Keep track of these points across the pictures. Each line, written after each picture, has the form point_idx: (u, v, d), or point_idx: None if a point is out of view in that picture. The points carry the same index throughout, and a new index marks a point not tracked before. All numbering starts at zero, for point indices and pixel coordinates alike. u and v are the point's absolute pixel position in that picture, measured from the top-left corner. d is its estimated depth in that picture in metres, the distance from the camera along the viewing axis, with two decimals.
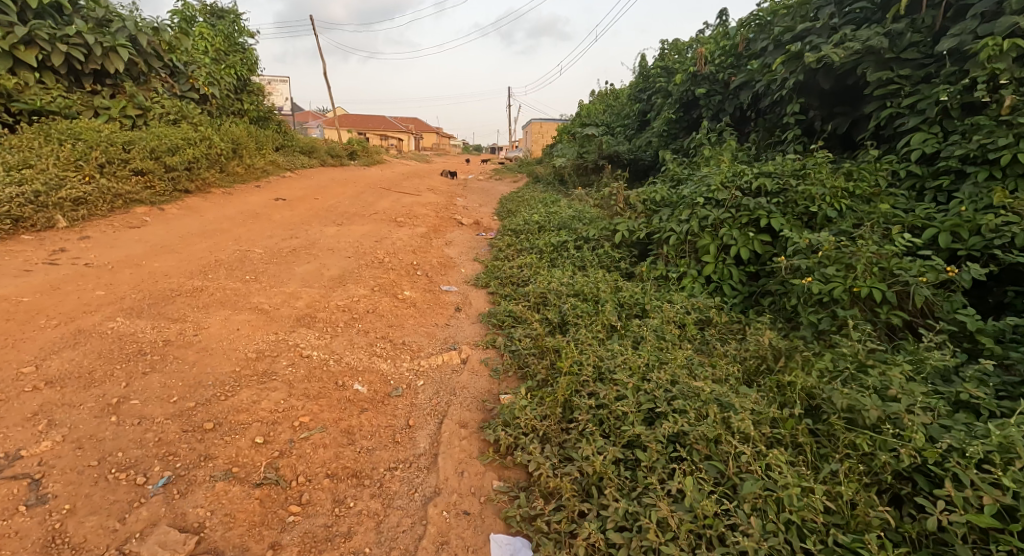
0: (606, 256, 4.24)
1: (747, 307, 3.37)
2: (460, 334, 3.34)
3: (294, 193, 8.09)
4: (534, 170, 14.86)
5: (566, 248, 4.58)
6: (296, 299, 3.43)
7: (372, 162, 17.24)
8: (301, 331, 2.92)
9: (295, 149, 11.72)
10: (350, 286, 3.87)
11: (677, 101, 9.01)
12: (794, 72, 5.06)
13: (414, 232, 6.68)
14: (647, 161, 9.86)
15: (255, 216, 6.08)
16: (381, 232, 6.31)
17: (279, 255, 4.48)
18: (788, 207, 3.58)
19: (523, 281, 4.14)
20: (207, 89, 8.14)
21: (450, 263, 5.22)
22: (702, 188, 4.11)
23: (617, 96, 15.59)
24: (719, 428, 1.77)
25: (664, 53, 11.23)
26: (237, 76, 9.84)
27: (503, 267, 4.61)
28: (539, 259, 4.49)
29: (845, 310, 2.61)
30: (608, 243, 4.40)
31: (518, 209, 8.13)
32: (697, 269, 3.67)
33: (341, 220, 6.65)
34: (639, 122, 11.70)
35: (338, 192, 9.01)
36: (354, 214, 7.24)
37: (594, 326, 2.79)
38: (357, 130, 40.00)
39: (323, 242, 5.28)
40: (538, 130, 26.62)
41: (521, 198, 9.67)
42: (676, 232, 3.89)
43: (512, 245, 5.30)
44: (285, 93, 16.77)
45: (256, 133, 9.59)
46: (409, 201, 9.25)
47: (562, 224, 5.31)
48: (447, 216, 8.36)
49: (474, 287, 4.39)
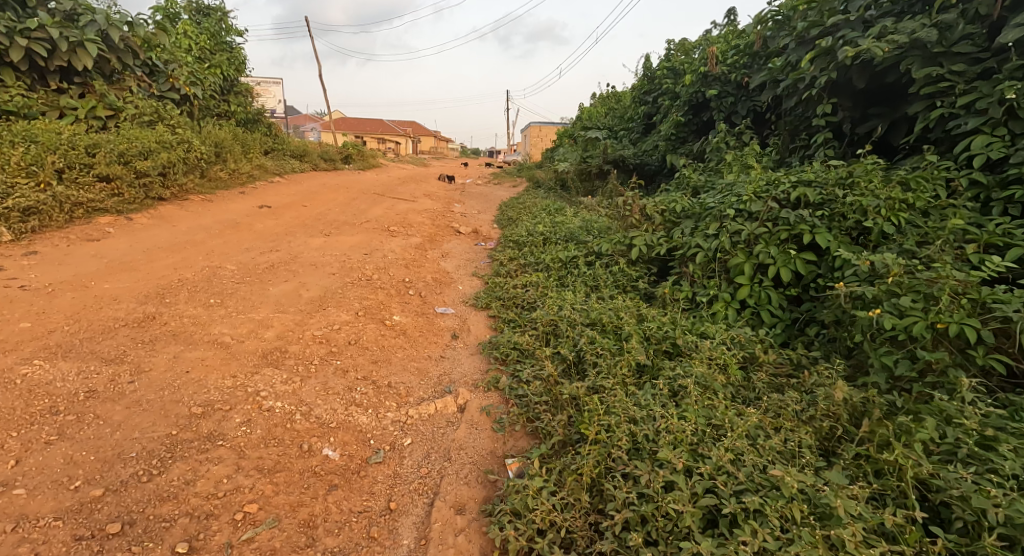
0: (622, 274, 3.77)
1: (791, 338, 2.91)
2: (457, 371, 2.86)
3: (280, 200, 7.61)
4: (535, 174, 14.44)
5: (576, 265, 4.11)
6: (265, 329, 2.94)
7: (367, 166, 16.80)
8: (263, 373, 2.43)
9: (285, 153, 11.25)
10: (331, 310, 3.39)
11: (687, 104, 8.67)
12: (825, 69, 4.60)
13: (408, 242, 6.20)
14: (654, 166, 9.51)
15: (235, 226, 5.60)
16: (371, 243, 5.84)
17: (254, 272, 4.00)
18: (834, 221, 3.11)
19: (528, 302, 3.66)
20: (189, 90, 7.68)
21: (445, 279, 4.73)
22: (730, 198, 3.64)
23: (619, 99, 15.27)
24: (819, 549, 1.33)
25: (669, 54, 10.86)
26: (223, 77, 9.38)
27: (505, 285, 4.14)
28: (546, 277, 4.02)
29: (928, 351, 2.14)
30: (623, 259, 3.93)
31: (518, 217, 7.66)
32: (729, 292, 3.19)
33: (329, 230, 6.17)
34: (644, 125, 11.32)
35: (329, 198, 8.53)
36: (344, 223, 6.77)
37: (619, 370, 2.32)
38: (354, 134, 39.57)
39: (305, 255, 4.80)
40: (538, 134, 26.30)
41: (522, 204, 9.22)
42: (703, 249, 3.42)
43: (514, 259, 4.83)
44: (277, 95, 16.33)
45: (243, 136, 9.12)
46: (404, 208, 8.80)
47: (570, 236, 4.84)
48: (444, 224, 7.89)
49: (474, 308, 3.91)
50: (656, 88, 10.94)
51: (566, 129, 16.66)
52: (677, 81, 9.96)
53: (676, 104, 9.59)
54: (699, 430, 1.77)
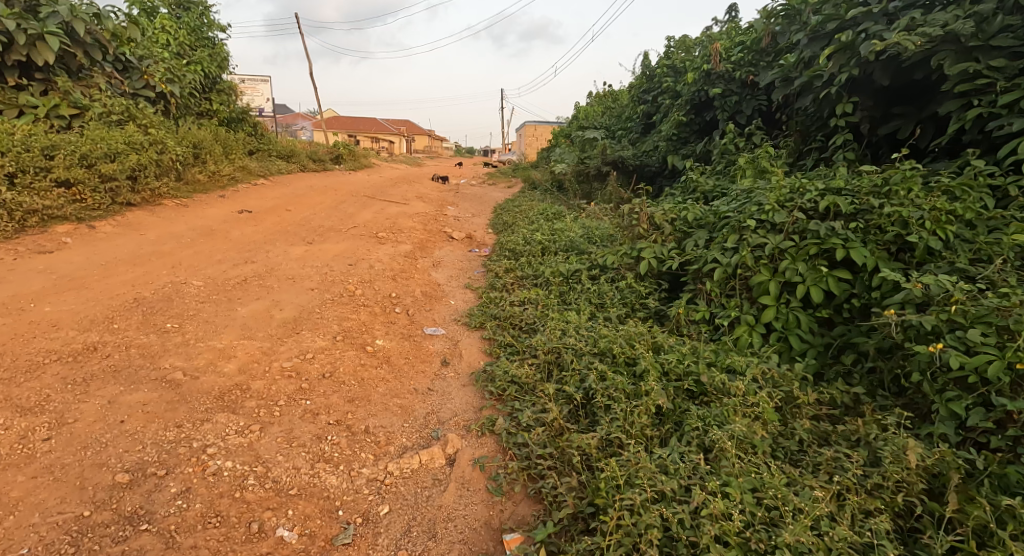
0: (631, 292, 3.42)
1: (825, 369, 2.58)
2: (447, 409, 2.50)
3: (263, 205, 7.22)
4: (531, 175, 14.10)
5: (580, 279, 3.75)
6: (227, 360, 2.56)
7: (359, 166, 16.40)
8: (216, 419, 2.07)
9: (271, 154, 10.85)
10: (305, 334, 3.01)
11: (689, 104, 8.33)
12: (844, 65, 4.25)
13: (396, 251, 5.82)
14: (655, 168, 9.17)
15: (209, 234, 5.21)
16: (357, 251, 5.46)
17: (222, 288, 3.62)
18: (870, 235, 2.76)
19: (526, 322, 3.31)
20: (165, 87, 7.31)
21: (436, 293, 4.36)
22: (749, 206, 3.29)
23: (617, 98, 14.97)
24: None
25: (669, 52, 10.55)
26: (205, 74, 8.98)
27: (501, 302, 3.78)
28: (546, 294, 3.66)
29: (1006, 398, 1.81)
30: (631, 273, 3.58)
31: (515, 223, 7.30)
32: (753, 314, 2.85)
33: (313, 238, 5.79)
34: (643, 125, 11.01)
35: (315, 202, 8.14)
36: (330, 229, 6.40)
37: (637, 417, 1.98)
38: (347, 133, 39.08)
39: (283, 267, 4.42)
40: (533, 133, 25.97)
41: (519, 208, 8.88)
42: (722, 264, 3.08)
43: (511, 271, 4.47)
44: (266, 93, 15.90)
45: (225, 137, 8.72)
46: (395, 212, 8.43)
47: (571, 246, 4.49)
48: (436, 229, 7.52)
49: (466, 328, 3.56)
50: (655, 86, 10.61)
51: (563, 129, 16.31)
52: (678, 79, 9.63)
53: (677, 103, 9.25)
54: (744, 514, 1.50)
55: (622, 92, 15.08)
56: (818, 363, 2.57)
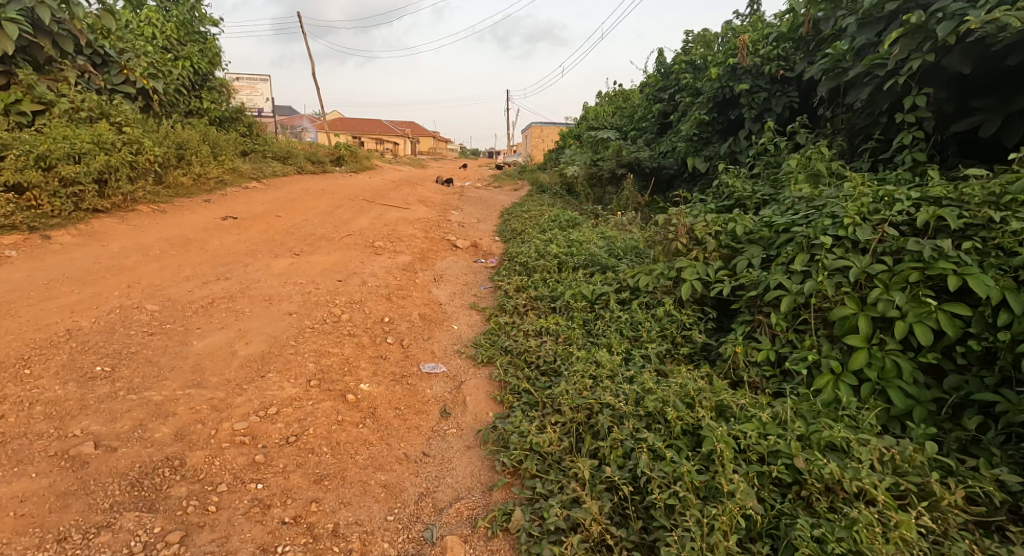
0: (672, 323, 2.86)
1: (940, 436, 1.99)
2: (449, 487, 1.93)
3: (252, 211, 6.68)
4: (538, 177, 13.54)
5: (607, 303, 3.17)
6: (163, 418, 1.99)
7: (360, 167, 15.87)
8: (120, 526, 1.53)
9: (266, 156, 10.33)
10: (272, 378, 2.44)
11: (711, 101, 7.78)
12: (914, 50, 3.62)
13: (393, 263, 5.25)
14: (673, 171, 8.65)
15: (183, 244, 4.66)
16: (349, 264, 4.89)
17: (181, 313, 3.05)
18: (990, 257, 2.15)
19: (545, 359, 2.72)
20: (147, 83, 6.80)
21: (436, 317, 3.79)
22: (819, 218, 2.70)
23: (628, 98, 14.45)
24: None
25: (686, 47, 10.02)
26: (193, 70, 8.48)
27: (513, 332, 3.21)
28: (567, 322, 3.08)
29: None
30: (670, 298, 3.00)
31: (524, 231, 6.72)
32: (837, 357, 2.24)
33: (301, 248, 5.22)
34: (659, 125, 10.45)
35: (309, 207, 7.61)
36: (322, 237, 5.85)
37: (719, 535, 1.44)
38: (351, 135, 38.67)
39: (260, 285, 3.85)
40: (539, 134, 25.42)
41: (528, 213, 8.32)
42: (790, 291, 2.48)
43: (525, 291, 3.89)
44: (265, 92, 15.38)
45: (215, 138, 8.21)
46: (394, 218, 7.89)
47: (592, 261, 3.91)
48: (439, 236, 6.96)
49: (471, 364, 2.98)
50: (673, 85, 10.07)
51: (571, 130, 15.73)
52: (697, 76, 9.08)
53: (697, 101, 8.69)
54: None
55: (633, 92, 14.55)
56: (932, 428, 1.98)
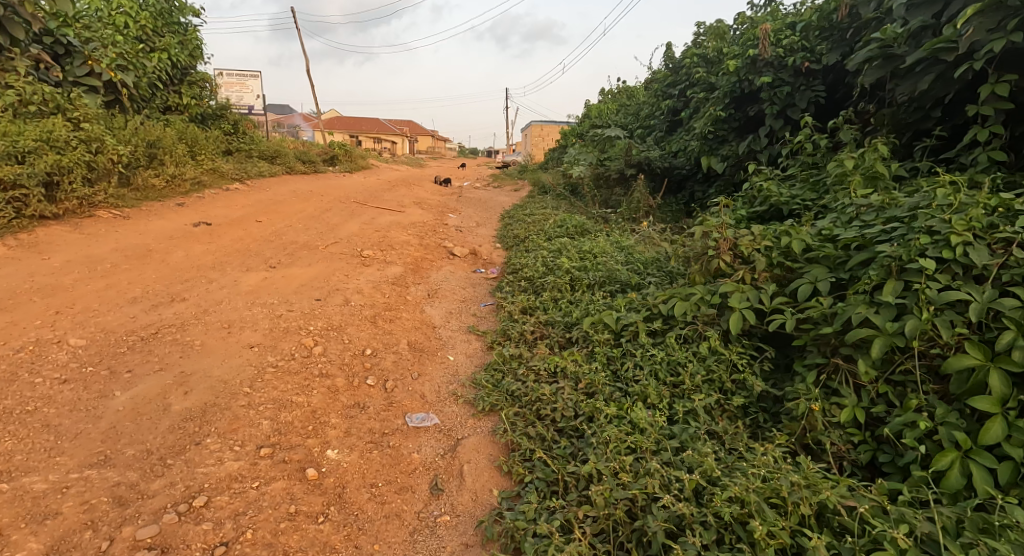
0: (719, 365, 2.31)
1: None
2: None
3: (230, 216, 6.12)
4: (540, 178, 13.00)
5: (635, 335, 2.63)
6: (36, 523, 1.47)
7: (355, 167, 15.32)
8: None
9: (252, 155, 9.76)
10: (210, 445, 1.88)
11: (728, 96, 7.26)
12: (994, 28, 3.09)
13: (383, 276, 4.70)
14: (686, 171, 8.22)
15: (141, 255, 4.10)
16: (333, 278, 4.34)
17: (112, 349, 2.49)
18: None
19: (562, 411, 2.17)
20: (114, 75, 6.25)
21: (429, 347, 3.23)
22: (909, 235, 2.13)
23: (633, 95, 13.96)
24: None
25: (698, 41, 9.53)
26: (172, 63, 7.95)
27: (521, 371, 2.66)
28: (587, 360, 2.54)
29: None
30: (714, 331, 2.45)
31: (528, 238, 6.18)
32: (960, 425, 1.67)
33: (279, 259, 4.67)
34: (669, 122, 9.94)
35: (294, 211, 7.05)
36: (304, 245, 5.30)
37: None
38: (348, 134, 38.08)
39: (221, 307, 3.28)
40: (539, 133, 24.85)
41: (531, 217, 7.78)
42: (882, 330, 1.92)
43: (533, 315, 3.35)
44: (257, 89, 14.83)
45: (194, 136, 7.65)
46: (388, 222, 7.34)
47: (611, 283, 3.37)
48: (435, 243, 6.42)
49: (469, 415, 2.43)
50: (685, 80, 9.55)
51: (573, 128, 15.20)
52: (711, 70, 8.59)
53: (711, 97, 8.16)
54: None
55: (637, 90, 14.05)
56: None
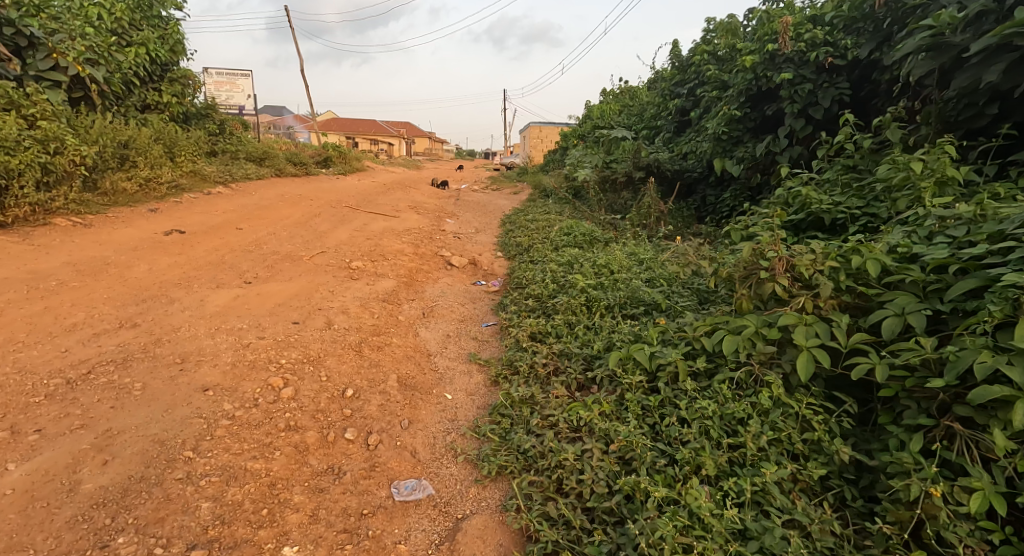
0: (787, 421, 1.84)
1: None
2: None
3: (208, 223, 5.64)
4: (541, 181, 12.57)
5: (675, 378, 2.15)
6: None
7: (350, 169, 14.86)
8: None
9: (239, 156, 9.29)
10: (121, 549, 1.43)
11: (744, 94, 6.83)
12: None
13: (373, 292, 4.23)
14: (698, 174, 7.80)
15: (96, 269, 3.62)
16: (316, 296, 3.87)
17: (22, 399, 2.02)
18: None
19: (594, 488, 1.71)
20: (83, 69, 5.77)
21: (422, 383, 2.75)
22: None
23: (637, 95, 13.56)
24: None
25: (708, 37, 9.13)
26: (150, 58, 7.51)
27: (533, 419, 2.19)
28: (617, 410, 2.07)
29: None
30: (776, 374, 1.98)
31: (533, 247, 5.72)
32: None
33: (256, 273, 4.19)
34: (677, 123, 9.52)
35: (280, 217, 6.59)
36: (287, 256, 4.84)
37: None
38: (344, 135, 37.59)
39: (178, 334, 2.80)
40: (539, 135, 24.44)
41: (534, 223, 7.35)
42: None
43: (545, 344, 2.88)
44: (247, 89, 14.36)
45: (173, 136, 7.18)
46: (381, 228, 6.89)
47: (637, 313, 2.94)
48: (431, 253, 5.98)
49: (472, 479, 1.96)
50: (694, 78, 9.11)
51: (574, 130, 14.77)
52: (723, 68, 8.18)
53: (724, 96, 7.73)
54: None
55: (641, 90, 13.62)
56: None
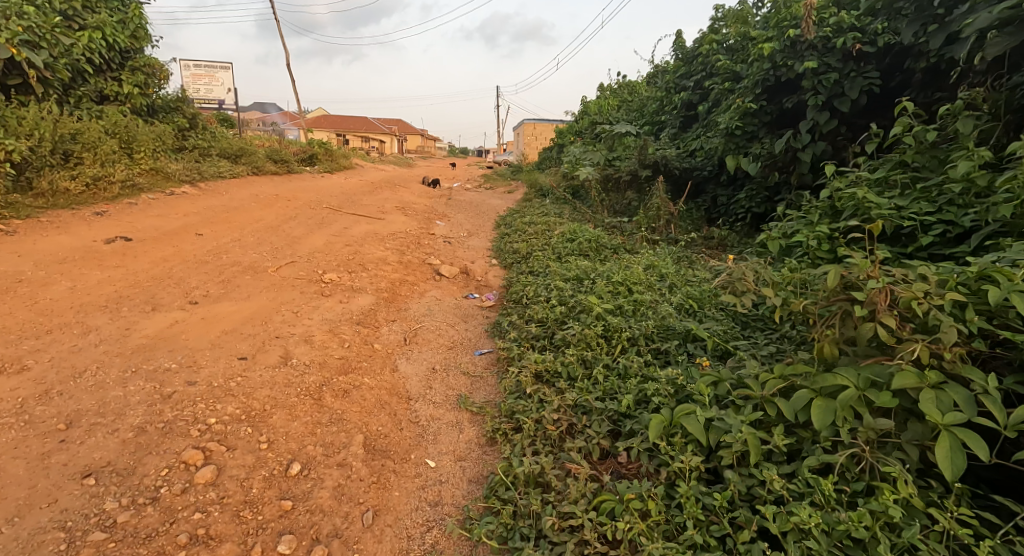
0: (931, 544, 1.24)
1: None
2: None
3: (162, 228, 4.99)
4: (538, 178, 11.95)
5: (744, 460, 1.56)
6: None
7: (337, 167, 14.19)
8: None
9: (211, 153, 8.62)
10: None
11: (760, 86, 6.25)
12: None
13: (346, 313, 3.60)
14: (707, 172, 7.23)
15: (1, 290, 2.99)
16: (275, 320, 3.24)
17: None
18: None
19: None
20: (18, 52, 5.16)
21: (395, 443, 2.13)
22: None
23: (636, 90, 12.99)
24: None
25: (716, 26, 8.55)
26: (106, 44, 6.89)
27: (542, 516, 1.60)
28: (669, 513, 1.48)
29: None
30: (900, 464, 1.37)
31: (532, 255, 5.12)
32: None
33: (206, 291, 3.56)
34: (683, 117, 8.95)
35: (250, 220, 5.96)
36: (249, 268, 4.21)
37: None
38: (334, 132, 36.78)
39: (77, 382, 2.17)
40: (534, 132, 23.78)
41: (533, 225, 6.75)
42: None
43: (555, 391, 2.29)
44: (228, 82, 13.63)
45: (131, 131, 6.56)
46: (364, 232, 6.26)
47: (671, 352, 2.36)
48: (418, 261, 5.36)
49: None
50: (702, 70, 8.53)
51: (571, 126, 14.17)
52: (734, 58, 7.61)
53: (737, 89, 7.15)
54: None
55: (641, 85, 13.05)
56: None
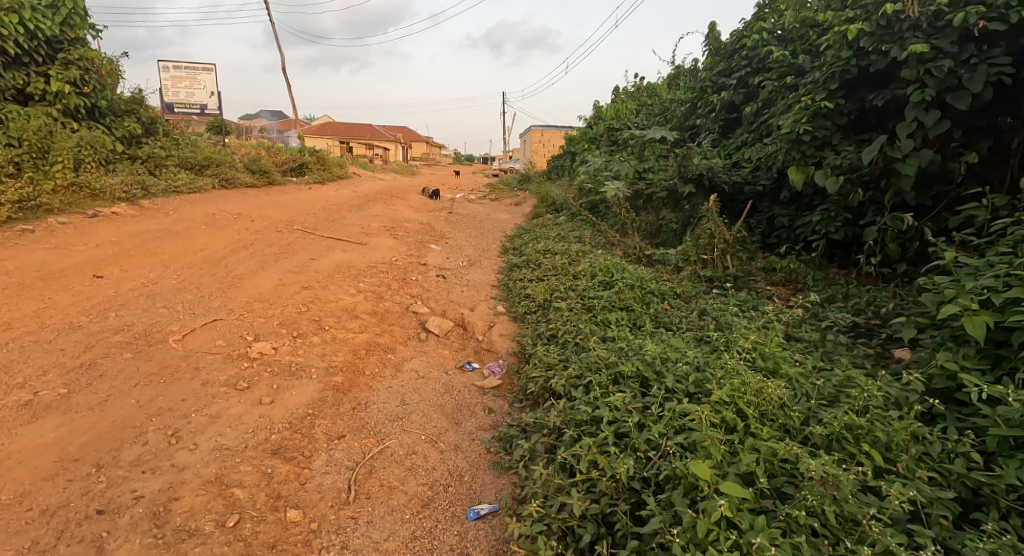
0: None
1: None
2: None
3: (46, 268, 3.66)
4: (552, 189, 10.55)
5: None
6: None
7: (330, 177, 12.88)
8: None
9: (168, 163, 7.31)
10: None
11: (837, 80, 4.28)
12: None
13: (259, 430, 2.20)
14: (762, 188, 5.82)
15: None
16: (120, 460, 1.89)
17: None
18: None
19: None
20: None
21: None
22: None
23: (660, 91, 11.57)
24: None
25: (765, 11, 7.11)
26: (25, 31, 5.66)
27: None
28: None
29: None
30: None
31: (552, 306, 3.73)
32: None
33: (32, 395, 2.22)
34: (724, 120, 7.53)
35: (186, 251, 4.63)
36: (134, 337, 2.86)
37: None
38: (337, 140, 35.63)
39: None
40: (543, 138, 22.34)
41: (551, 253, 5.37)
42: None
43: None
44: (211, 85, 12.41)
45: (47, 137, 5.38)
46: (335, 266, 4.89)
47: None
48: (398, 312, 3.96)
49: None
50: (746, 64, 7.10)
51: (585, 132, 12.74)
52: (793, 47, 6.18)
53: (801, 85, 5.72)
54: None
55: (663, 87, 11.62)
56: None
